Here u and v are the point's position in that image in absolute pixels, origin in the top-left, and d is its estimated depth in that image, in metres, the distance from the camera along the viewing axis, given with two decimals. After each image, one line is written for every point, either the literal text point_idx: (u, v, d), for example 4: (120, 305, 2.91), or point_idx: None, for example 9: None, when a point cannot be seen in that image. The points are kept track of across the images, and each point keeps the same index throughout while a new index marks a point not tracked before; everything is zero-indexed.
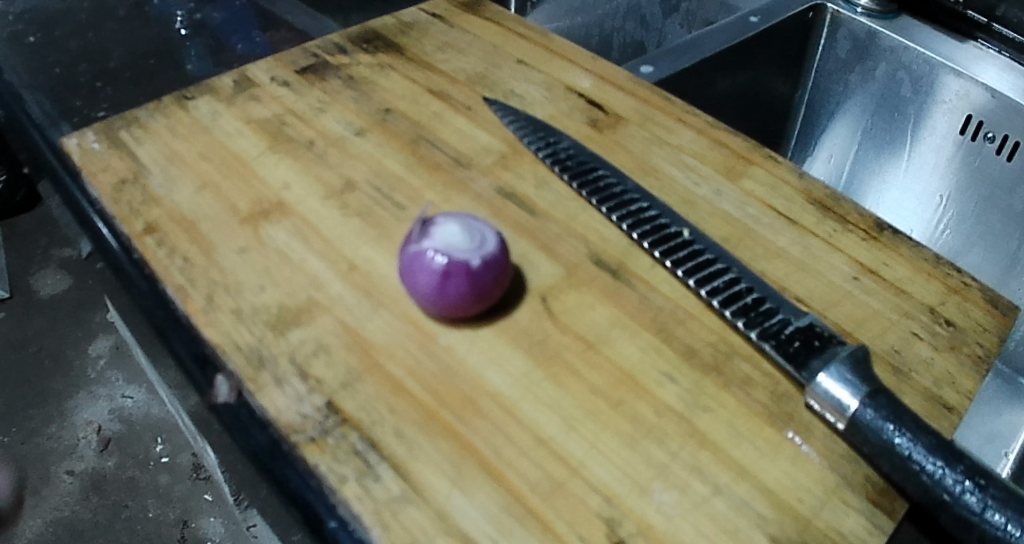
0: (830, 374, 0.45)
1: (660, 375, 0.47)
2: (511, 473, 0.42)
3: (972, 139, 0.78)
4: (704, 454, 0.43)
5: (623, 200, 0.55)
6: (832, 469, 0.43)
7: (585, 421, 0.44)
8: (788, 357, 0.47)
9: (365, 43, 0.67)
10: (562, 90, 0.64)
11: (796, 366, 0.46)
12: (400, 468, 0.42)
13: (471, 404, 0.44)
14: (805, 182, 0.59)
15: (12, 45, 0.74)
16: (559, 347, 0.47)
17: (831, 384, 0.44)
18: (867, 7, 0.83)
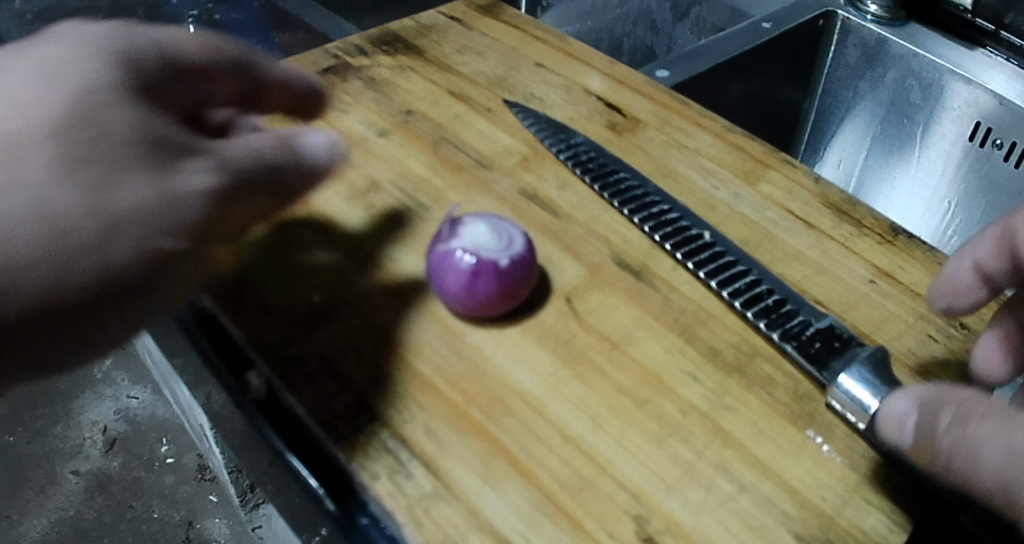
0: (849, 376, 0.45)
1: (684, 374, 0.47)
2: (541, 471, 0.42)
3: (980, 146, 0.79)
4: (728, 453, 0.44)
5: (643, 202, 0.56)
6: (854, 468, 0.44)
7: (612, 420, 0.45)
8: (809, 358, 0.47)
9: (385, 45, 0.68)
10: (580, 93, 0.65)
11: (817, 367, 0.47)
12: (431, 465, 0.42)
13: (499, 402, 0.45)
14: (821, 186, 0.59)
15: None
16: (584, 346, 0.48)
17: (852, 385, 0.45)
18: (877, 14, 0.84)
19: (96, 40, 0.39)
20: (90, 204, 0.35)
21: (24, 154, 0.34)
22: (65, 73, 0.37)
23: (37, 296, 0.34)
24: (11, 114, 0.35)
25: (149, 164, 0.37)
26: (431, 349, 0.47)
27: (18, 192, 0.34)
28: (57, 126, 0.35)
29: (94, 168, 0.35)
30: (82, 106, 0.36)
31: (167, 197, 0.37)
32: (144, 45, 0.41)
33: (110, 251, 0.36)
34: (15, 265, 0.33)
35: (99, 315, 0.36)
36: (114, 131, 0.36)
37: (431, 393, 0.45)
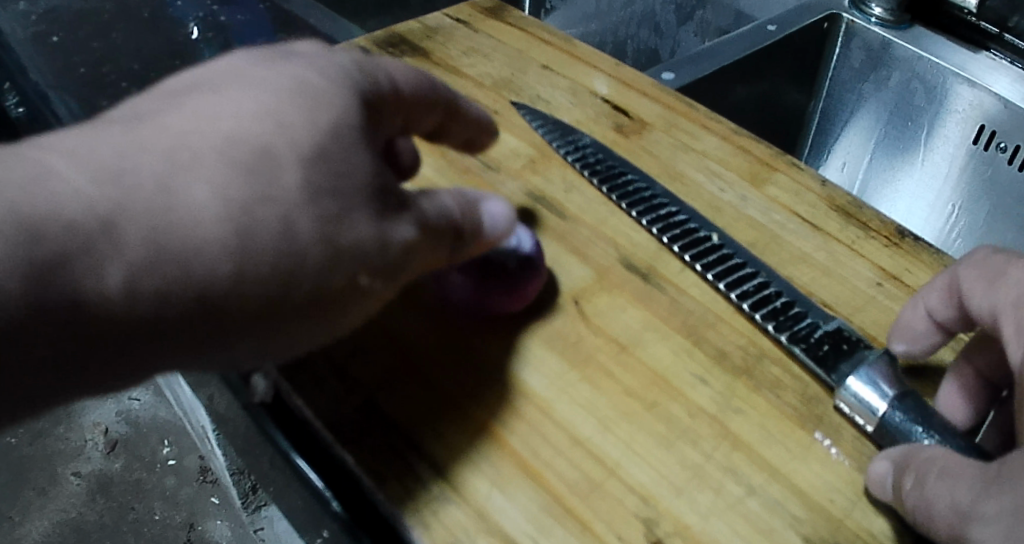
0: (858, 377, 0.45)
1: (692, 377, 0.47)
2: (550, 473, 0.42)
3: (985, 148, 0.79)
4: (736, 455, 0.44)
5: (651, 204, 0.56)
6: (863, 471, 0.44)
7: (620, 422, 0.44)
8: (818, 360, 0.47)
9: (390, 47, 0.68)
10: (586, 95, 0.65)
11: (825, 368, 0.47)
12: (440, 467, 0.42)
13: (507, 405, 0.45)
14: (828, 189, 0.59)
15: (36, 45, 0.75)
16: (592, 348, 0.48)
17: (860, 387, 0.45)
18: (881, 17, 0.84)
19: (337, 69, 0.40)
20: (324, 236, 0.36)
21: (276, 167, 0.35)
22: (319, 95, 0.38)
23: (249, 300, 0.35)
24: (270, 125, 0.36)
25: (376, 202, 0.38)
26: (438, 351, 0.47)
27: (263, 204, 0.34)
28: (309, 149, 0.36)
29: (336, 197, 0.36)
30: (334, 134, 0.37)
31: (389, 238, 0.38)
32: (381, 82, 0.42)
33: (321, 277, 0.36)
34: (249, 271, 0.35)
35: (292, 327, 0.37)
36: (355, 164, 0.37)
37: (439, 395, 0.45)
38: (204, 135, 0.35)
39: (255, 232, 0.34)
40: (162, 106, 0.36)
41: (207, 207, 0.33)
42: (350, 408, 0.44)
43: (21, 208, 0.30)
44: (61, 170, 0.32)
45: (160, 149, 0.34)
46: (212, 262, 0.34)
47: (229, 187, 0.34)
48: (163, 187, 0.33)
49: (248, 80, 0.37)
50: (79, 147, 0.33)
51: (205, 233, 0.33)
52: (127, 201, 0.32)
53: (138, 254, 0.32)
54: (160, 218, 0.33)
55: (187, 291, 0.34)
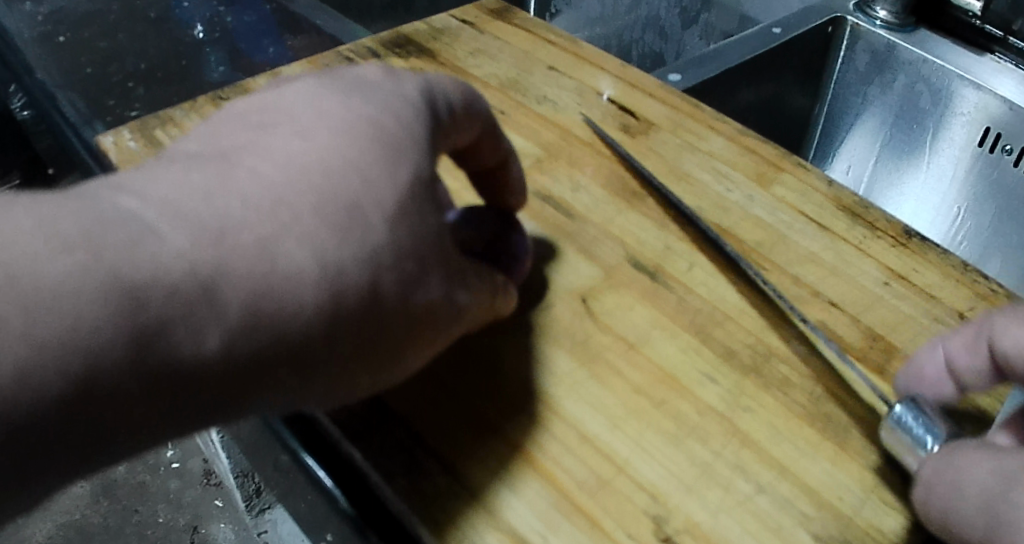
0: (903, 413, 0.42)
1: (701, 375, 0.47)
2: (558, 471, 0.42)
3: (990, 151, 0.79)
4: (745, 453, 0.44)
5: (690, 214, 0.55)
6: (872, 468, 0.44)
7: (629, 419, 0.44)
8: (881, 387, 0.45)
9: (397, 48, 0.68)
10: (592, 96, 0.65)
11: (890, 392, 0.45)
12: (449, 466, 0.42)
13: (515, 402, 0.45)
14: (834, 189, 0.59)
15: (43, 44, 0.75)
16: (601, 347, 0.48)
17: (908, 424, 0.42)
18: (885, 20, 0.84)
19: (402, 109, 0.40)
20: (402, 296, 0.37)
21: (365, 222, 0.35)
22: (393, 143, 0.38)
23: (330, 356, 0.35)
24: (356, 179, 0.36)
25: (443, 257, 0.39)
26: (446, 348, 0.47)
27: (354, 262, 0.34)
28: (394, 205, 0.36)
29: (414, 258, 0.37)
30: (414, 189, 0.37)
31: (452, 301, 0.39)
32: (437, 117, 0.42)
33: (393, 333, 0.37)
34: (338, 333, 0.35)
35: (361, 380, 0.37)
36: (428, 219, 0.38)
37: (453, 397, 0.45)
38: (289, 186, 0.34)
39: (347, 292, 0.34)
40: (238, 146, 0.36)
41: (303, 268, 0.33)
42: (359, 406, 0.44)
43: (127, 277, 0.29)
44: (156, 229, 0.31)
45: (254, 202, 0.33)
46: (302, 323, 0.34)
47: (322, 245, 0.34)
48: (262, 248, 0.33)
49: (321, 120, 0.37)
50: (168, 204, 0.32)
51: (299, 293, 0.33)
52: (225, 263, 0.32)
53: (235, 317, 0.32)
54: (258, 279, 0.32)
55: (277, 350, 0.33)
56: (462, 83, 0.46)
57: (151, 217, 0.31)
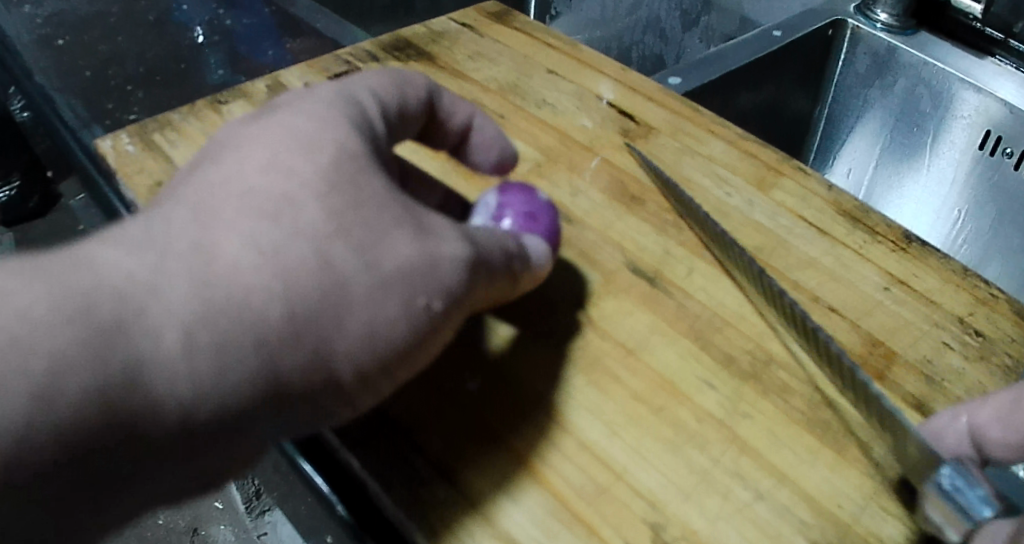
0: (950, 478, 0.37)
1: (700, 381, 0.47)
2: (556, 478, 0.42)
3: (990, 154, 0.79)
4: (745, 460, 0.43)
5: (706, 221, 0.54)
6: (872, 475, 0.43)
7: (628, 427, 0.44)
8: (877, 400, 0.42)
9: (396, 51, 0.68)
10: (592, 99, 0.65)
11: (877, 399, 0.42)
12: (447, 473, 0.42)
13: (514, 408, 0.44)
14: (834, 193, 0.59)
15: (42, 47, 0.75)
16: (600, 353, 0.47)
17: (956, 492, 0.37)
18: (886, 23, 0.84)
19: (321, 103, 0.41)
20: (366, 262, 0.36)
21: (295, 206, 0.36)
22: (318, 134, 0.39)
23: (312, 337, 0.35)
24: (283, 175, 0.37)
25: (406, 222, 0.38)
26: (445, 354, 0.46)
27: (293, 244, 0.35)
28: (325, 183, 0.37)
29: (366, 226, 0.37)
30: (341, 164, 0.38)
31: (429, 253, 0.38)
32: (366, 109, 0.43)
33: (376, 301, 0.36)
34: (302, 307, 0.34)
35: (362, 358, 0.36)
36: (371, 190, 0.38)
37: (452, 404, 0.44)
38: (225, 200, 0.36)
39: (296, 272, 0.34)
40: (182, 179, 0.38)
41: (238, 258, 0.34)
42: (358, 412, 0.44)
43: (75, 296, 0.31)
44: (104, 254, 0.33)
45: (193, 220, 0.35)
46: (263, 307, 0.34)
47: (256, 236, 0.35)
48: (202, 252, 0.34)
49: (248, 134, 0.39)
50: (113, 236, 0.34)
51: (251, 281, 0.34)
52: (165, 271, 0.33)
53: (188, 314, 0.33)
54: (203, 276, 0.33)
55: (249, 337, 0.33)
56: (389, 73, 0.47)
57: (101, 246, 0.33)
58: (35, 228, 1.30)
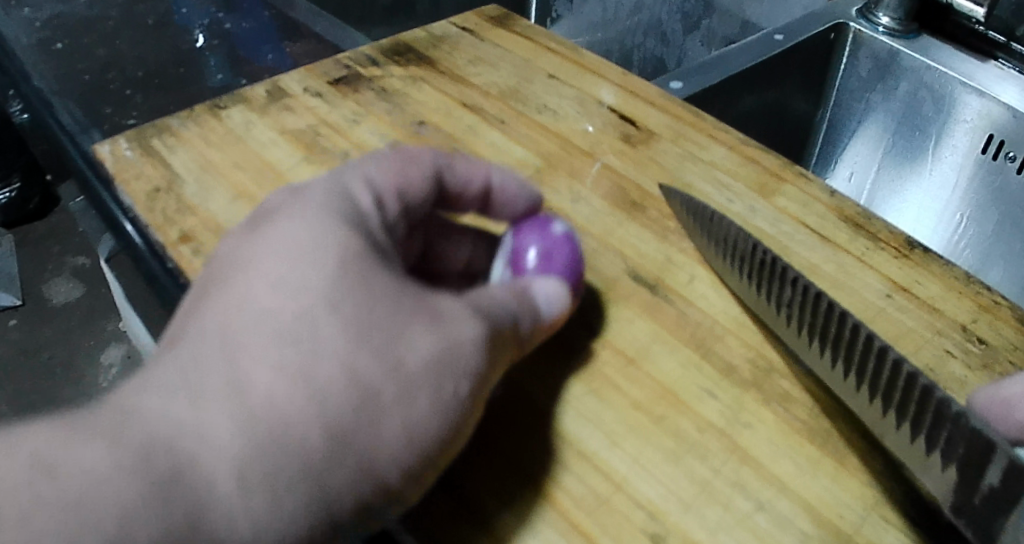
0: None
1: (701, 390, 0.46)
2: (556, 489, 0.42)
3: (993, 158, 0.78)
4: (746, 470, 0.43)
5: (752, 254, 0.51)
6: (873, 485, 0.43)
7: (627, 436, 0.44)
8: (927, 418, 0.40)
9: (396, 56, 0.68)
10: (593, 104, 0.64)
11: (928, 413, 0.39)
12: (444, 484, 0.42)
13: (512, 418, 0.44)
14: (837, 199, 0.59)
15: (41, 51, 0.75)
16: (599, 362, 0.47)
17: None
18: (888, 26, 0.83)
19: (319, 198, 0.40)
20: (391, 364, 0.35)
21: (315, 321, 0.35)
22: (323, 234, 0.38)
23: (355, 452, 0.34)
24: (293, 290, 0.35)
25: (422, 312, 0.37)
26: None
27: (322, 361, 0.34)
28: (340, 288, 0.36)
29: (385, 328, 0.36)
30: (351, 263, 0.37)
31: (452, 342, 0.37)
32: (362, 195, 0.42)
33: (410, 402, 0.35)
34: (337, 424, 0.33)
35: (407, 462, 0.35)
36: (383, 287, 0.37)
37: None
38: (241, 327, 0.34)
39: (329, 389, 0.34)
40: (197, 306, 0.36)
41: (272, 388, 0.33)
42: None
43: (125, 459, 0.30)
44: (145, 407, 0.32)
45: (212, 355, 0.34)
46: (299, 434, 0.33)
47: (283, 361, 0.34)
48: (230, 389, 0.33)
49: (252, 248, 0.37)
50: (148, 384, 0.33)
51: (284, 410, 0.33)
52: (203, 417, 0.32)
53: (234, 453, 0.32)
54: (240, 413, 0.32)
55: (293, 466, 0.33)
56: (387, 151, 0.46)
57: (141, 399, 0.33)
58: (35, 230, 1.34)
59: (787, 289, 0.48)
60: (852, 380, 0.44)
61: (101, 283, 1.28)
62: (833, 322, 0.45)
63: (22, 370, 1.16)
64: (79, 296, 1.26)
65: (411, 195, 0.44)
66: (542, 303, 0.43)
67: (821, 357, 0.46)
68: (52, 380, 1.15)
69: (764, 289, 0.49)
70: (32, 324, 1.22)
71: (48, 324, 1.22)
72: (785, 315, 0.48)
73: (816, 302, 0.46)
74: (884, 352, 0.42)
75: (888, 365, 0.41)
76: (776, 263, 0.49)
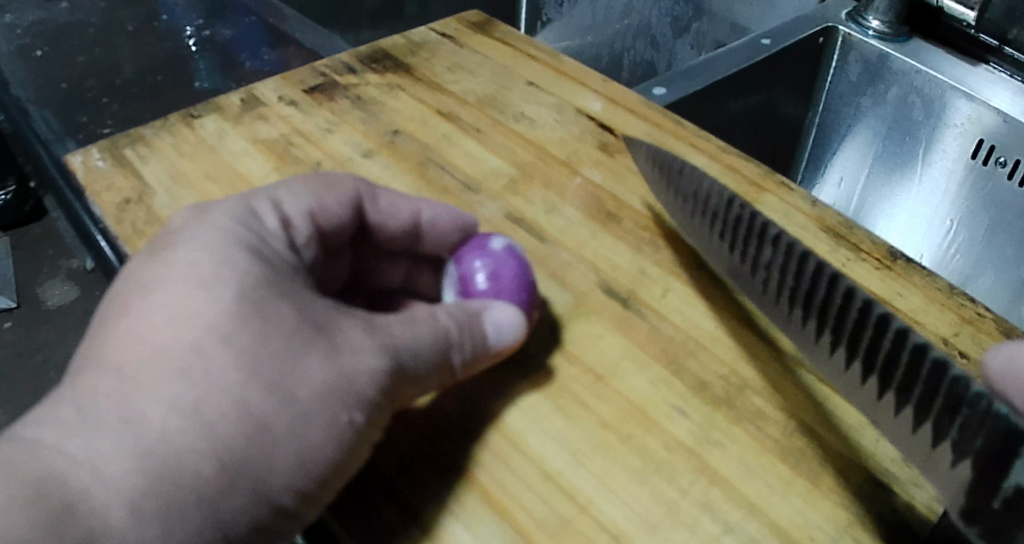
0: None
1: (671, 408, 0.46)
2: (519, 510, 0.41)
3: (983, 163, 0.77)
4: (714, 491, 0.42)
5: (736, 222, 0.50)
6: (844, 505, 0.42)
7: (594, 455, 0.43)
8: (937, 401, 0.35)
9: (374, 63, 0.67)
10: (572, 112, 0.63)
11: (939, 391, 0.35)
12: (403, 505, 0.41)
13: (477, 437, 0.44)
14: (818, 209, 0.58)
15: (21, 60, 0.78)
16: (568, 379, 0.47)
17: None
18: (878, 30, 0.82)
19: (220, 231, 0.42)
20: (281, 395, 0.37)
21: (208, 354, 0.37)
22: (222, 266, 0.40)
23: (247, 479, 0.36)
24: (188, 325, 0.37)
25: (318, 343, 0.39)
26: None
27: (213, 394, 0.36)
28: (235, 321, 0.37)
29: (277, 359, 0.37)
30: (246, 297, 0.39)
31: (348, 372, 0.39)
32: (268, 225, 0.44)
33: (303, 431, 0.37)
34: (229, 455, 0.36)
35: (299, 485, 0.38)
36: (279, 319, 0.38)
37: (414, 435, 0.44)
38: (137, 364, 0.36)
39: (220, 422, 0.36)
40: (97, 339, 0.38)
41: (164, 422, 0.35)
42: None
43: (20, 492, 0.33)
44: (44, 441, 0.34)
45: (110, 390, 0.36)
46: (192, 466, 0.35)
47: (176, 395, 0.36)
48: (126, 424, 0.35)
49: (152, 281, 0.39)
50: (49, 417, 0.35)
51: (178, 444, 0.35)
52: (98, 448, 0.34)
53: (127, 483, 0.34)
54: (132, 445, 0.34)
55: (188, 497, 0.35)
56: (310, 179, 0.48)
57: (41, 434, 0.35)
58: (31, 232, 1.34)
59: (776, 254, 0.46)
60: (841, 352, 0.41)
61: (95, 286, 1.28)
62: (822, 286, 0.42)
63: (15, 373, 1.16)
64: (74, 298, 1.26)
65: (325, 217, 0.47)
66: (490, 331, 0.45)
67: (807, 327, 0.43)
68: (46, 383, 1.15)
69: (750, 262, 0.48)
70: (25, 327, 1.21)
71: (43, 327, 1.22)
72: (770, 286, 0.46)
73: (803, 265, 0.44)
74: (884, 318, 0.38)
75: (889, 333, 0.38)
76: (766, 228, 0.47)
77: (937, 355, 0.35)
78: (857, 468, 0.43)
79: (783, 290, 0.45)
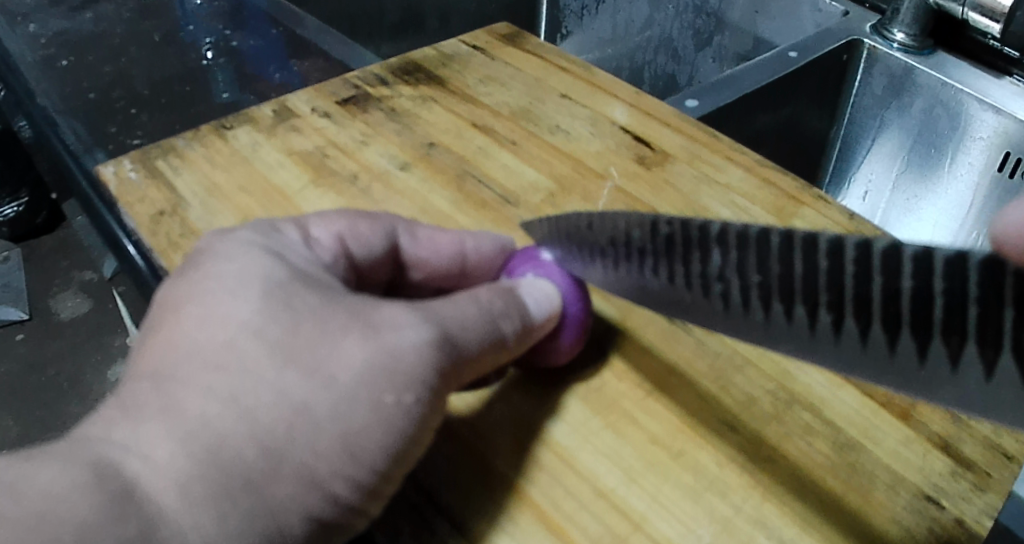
0: None
1: (720, 423, 0.45)
2: (573, 528, 0.40)
3: (1011, 176, 0.76)
4: (768, 507, 0.41)
5: (653, 231, 0.42)
6: (897, 522, 0.41)
7: (645, 472, 0.43)
8: (972, 313, 0.28)
9: (405, 75, 0.67)
10: (606, 124, 0.63)
11: (1005, 298, 0.27)
12: (455, 520, 0.41)
13: (528, 454, 0.43)
14: (855, 222, 0.57)
15: (47, 69, 0.78)
16: (617, 395, 0.46)
17: None
18: (902, 42, 0.82)
19: (244, 240, 0.42)
20: (317, 380, 0.36)
21: (242, 347, 0.36)
22: (248, 270, 0.40)
23: (293, 464, 0.35)
24: (220, 321, 0.37)
25: (355, 326, 0.38)
26: (460, 397, 0.45)
27: (253, 382, 0.35)
28: (265, 315, 0.37)
29: (309, 351, 0.37)
30: (273, 293, 0.38)
31: (397, 357, 0.38)
32: (291, 236, 0.44)
33: (346, 414, 0.36)
34: (270, 440, 0.35)
35: (350, 472, 0.36)
36: (307, 308, 0.38)
37: (467, 449, 0.43)
38: (175, 360, 0.36)
39: (261, 408, 0.35)
40: (138, 345, 0.38)
41: (203, 408, 0.35)
42: None
43: (77, 478, 0.32)
44: (90, 435, 0.34)
45: (150, 386, 0.35)
46: (235, 451, 0.34)
47: (214, 386, 0.35)
48: (169, 415, 0.34)
49: (184, 287, 0.39)
50: (93, 418, 0.35)
51: (217, 430, 0.34)
52: (142, 437, 0.34)
53: (175, 467, 0.33)
54: (175, 432, 0.34)
55: (236, 481, 0.34)
56: (352, 209, 0.48)
57: (87, 429, 0.34)
58: (44, 244, 1.33)
59: (727, 253, 0.37)
60: (852, 324, 0.32)
61: (110, 298, 1.27)
62: (797, 264, 0.33)
63: (30, 386, 1.14)
64: (87, 311, 1.25)
65: (357, 241, 0.46)
66: (532, 304, 0.44)
67: (795, 318, 0.34)
68: (58, 395, 1.14)
69: (699, 284, 0.39)
70: (37, 341, 1.20)
71: (56, 339, 1.21)
72: (733, 298, 0.37)
73: (762, 254, 0.35)
74: (897, 252, 0.29)
75: (907, 269, 0.29)
76: (704, 228, 0.38)
77: (978, 263, 0.27)
78: (910, 483, 0.43)
79: (749, 292, 0.36)
